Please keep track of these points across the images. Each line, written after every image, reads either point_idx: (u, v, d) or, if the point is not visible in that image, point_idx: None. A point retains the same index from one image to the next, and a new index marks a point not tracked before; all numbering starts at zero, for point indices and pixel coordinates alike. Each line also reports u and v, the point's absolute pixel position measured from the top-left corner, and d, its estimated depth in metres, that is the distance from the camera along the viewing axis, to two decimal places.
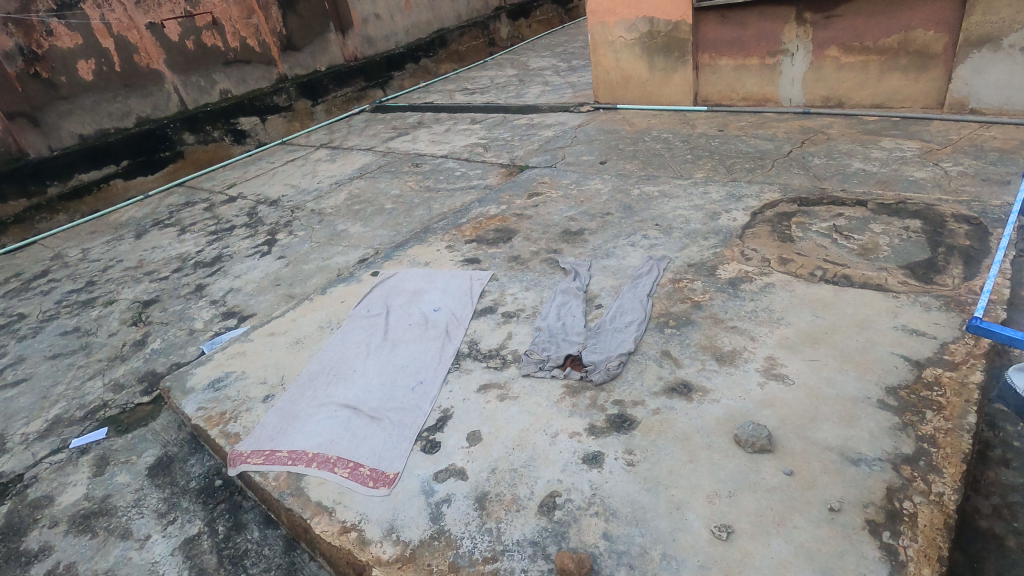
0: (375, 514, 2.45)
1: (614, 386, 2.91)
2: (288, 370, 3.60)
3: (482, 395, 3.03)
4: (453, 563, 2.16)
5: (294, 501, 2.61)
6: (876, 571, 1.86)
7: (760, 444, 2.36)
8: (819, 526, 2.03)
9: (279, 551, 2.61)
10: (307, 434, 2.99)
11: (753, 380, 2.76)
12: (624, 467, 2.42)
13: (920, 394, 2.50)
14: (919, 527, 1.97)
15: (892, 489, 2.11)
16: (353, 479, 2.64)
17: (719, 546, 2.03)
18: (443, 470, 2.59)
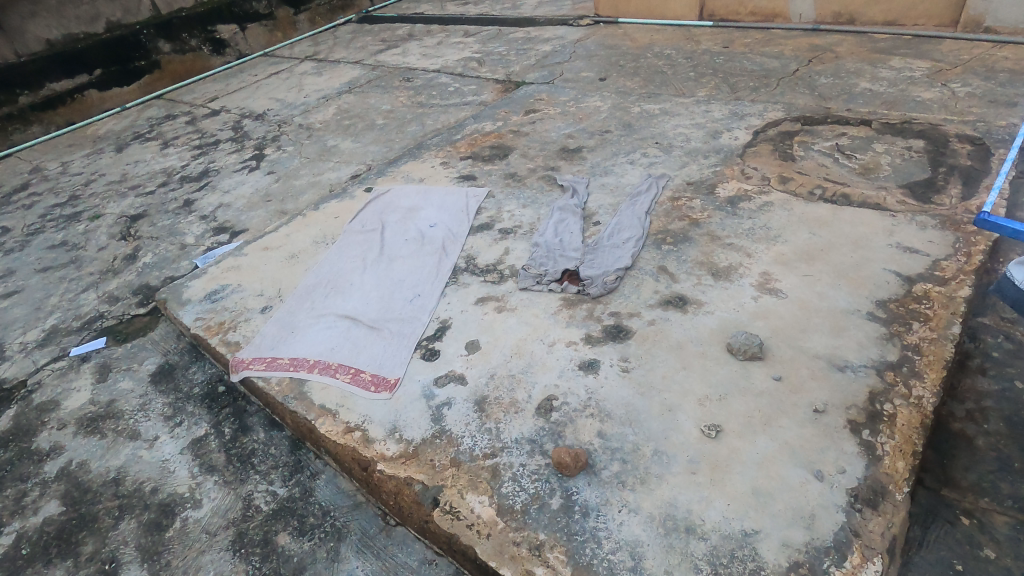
0: (378, 415, 2.54)
1: (611, 299, 2.95)
2: (285, 283, 3.59)
3: (480, 307, 3.06)
4: (455, 458, 2.27)
5: (298, 404, 2.68)
6: (854, 464, 1.98)
7: (751, 353, 2.43)
8: (804, 426, 2.13)
9: (284, 450, 2.71)
10: (307, 343, 3.04)
11: (747, 293, 2.81)
12: (619, 373, 2.50)
13: (909, 307, 2.56)
14: (897, 426, 2.08)
15: (875, 393, 2.20)
16: (355, 384, 2.72)
17: (708, 443, 2.14)
18: (443, 376, 2.66)
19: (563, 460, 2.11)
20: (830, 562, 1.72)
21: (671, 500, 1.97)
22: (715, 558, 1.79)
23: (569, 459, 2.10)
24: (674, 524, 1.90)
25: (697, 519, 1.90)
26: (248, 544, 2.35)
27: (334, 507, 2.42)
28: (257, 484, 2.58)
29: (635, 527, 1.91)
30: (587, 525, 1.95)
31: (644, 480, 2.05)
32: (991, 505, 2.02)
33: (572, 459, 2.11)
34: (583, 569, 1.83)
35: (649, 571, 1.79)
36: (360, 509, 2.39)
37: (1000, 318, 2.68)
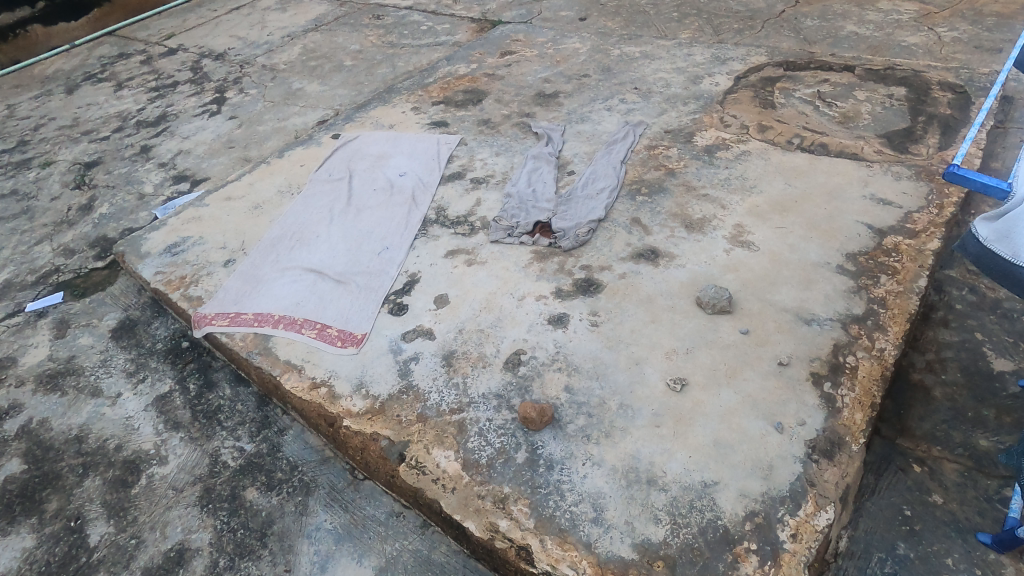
0: (344, 370, 2.50)
1: (582, 252, 2.89)
2: (249, 235, 3.46)
3: (449, 260, 2.99)
4: (421, 414, 2.25)
5: (263, 360, 2.63)
6: (813, 415, 2.00)
7: (720, 306, 2.42)
8: (768, 378, 2.15)
9: (251, 406, 2.68)
10: (272, 298, 2.95)
11: (720, 246, 2.78)
12: (588, 327, 2.48)
13: (878, 259, 2.55)
14: (858, 378, 2.10)
15: (839, 346, 2.22)
16: (321, 340, 2.66)
17: (673, 396, 2.15)
18: (411, 331, 2.62)
19: (526, 417, 2.11)
20: (785, 511, 1.77)
21: (635, 453, 1.99)
22: (675, 509, 1.82)
23: (534, 413, 2.10)
24: (636, 476, 1.92)
25: (659, 471, 1.93)
26: (215, 499, 2.35)
27: (303, 462, 2.42)
28: (224, 440, 2.55)
29: (598, 480, 1.93)
30: (552, 478, 1.97)
31: (609, 433, 2.07)
32: (942, 453, 2.09)
33: (536, 413, 2.10)
34: (546, 521, 1.85)
35: (610, 522, 1.82)
36: (328, 464, 2.39)
37: (966, 270, 2.70)
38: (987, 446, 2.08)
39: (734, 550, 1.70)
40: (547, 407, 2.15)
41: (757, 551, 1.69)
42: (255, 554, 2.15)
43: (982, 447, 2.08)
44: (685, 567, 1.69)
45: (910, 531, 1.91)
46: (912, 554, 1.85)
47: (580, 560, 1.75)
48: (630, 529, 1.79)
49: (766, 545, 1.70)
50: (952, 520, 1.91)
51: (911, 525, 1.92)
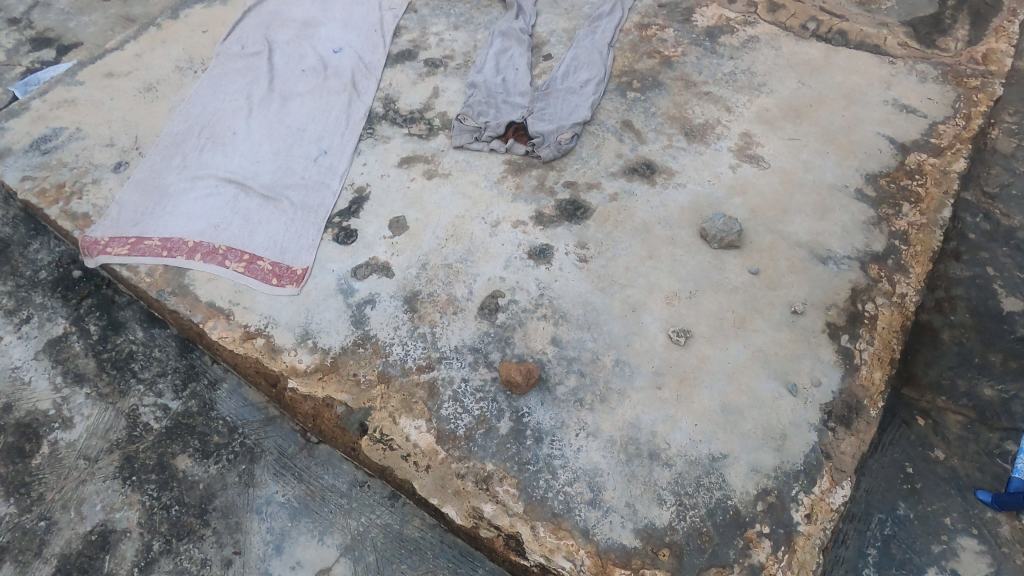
0: (284, 316, 2.07)
1: (565, 164, 2.42)
2: (143, 129, 2.73)
3: (404, 171, 2.45)
4: (383, 373, 1.90)
5: (179, 302, 2.13)
6: (829, 375, 1.80)
7: (729, 241, 2.09)
8: (780, 329, 1.91)
9: (172, 353, 2.23)
10: (182, 218, 2.36)
11: (725, 161, 2.38)
12: (576, 264, 2.11)
13: (900, 183, 2.25)
14: (877, 330, 1.89)
15: (857, 291, 1.97)
16: (251, 276, 2.17)
17: (676, 352, 1.88)
18: (363, 266, 2.17)
19: (508, 381, 1.80)
20: (799, 488, 1.62)
21: (634, 421, 1.75)
22: (680, 487, 1.64)
23: (519, 377, 1.78)
24: (637, 449, 1.70)
25: (662, 443, 1.71)
26: (140, 471, 1.99)
27: (243, 423, 2.07)
28: (142, 397, 2.13)
29: (594, 454, 1.71)
30: (541, 452, 1.72)
31: (604, 397, 1.80)
32: (947, 403, 1.98)
33: (521, 377, 1.79)
34: (537, 505, 1.64)
35: (609, 505, 1.62)
36: (275, 425, 2.05)
37: (981, 193, 2.45)
38: (991, 396, 1.98)
39: (746, 535, 1.56)
40: (531, 366, 1.85)
41: (769, 535, 1.56)
42: (196, 535, 1.86)
43: (986, 396, 1.98)
44: (693, 555, 1.54)
45: (911, 489, 1.83)
46: (912, 515, 1.79)
47: (578, 551, 1.56)
48: (632, 513, 1.60)
49: (779, 528, 1.57)
50: (951, 477, 1.85)
51: (912, 483, 1.84)
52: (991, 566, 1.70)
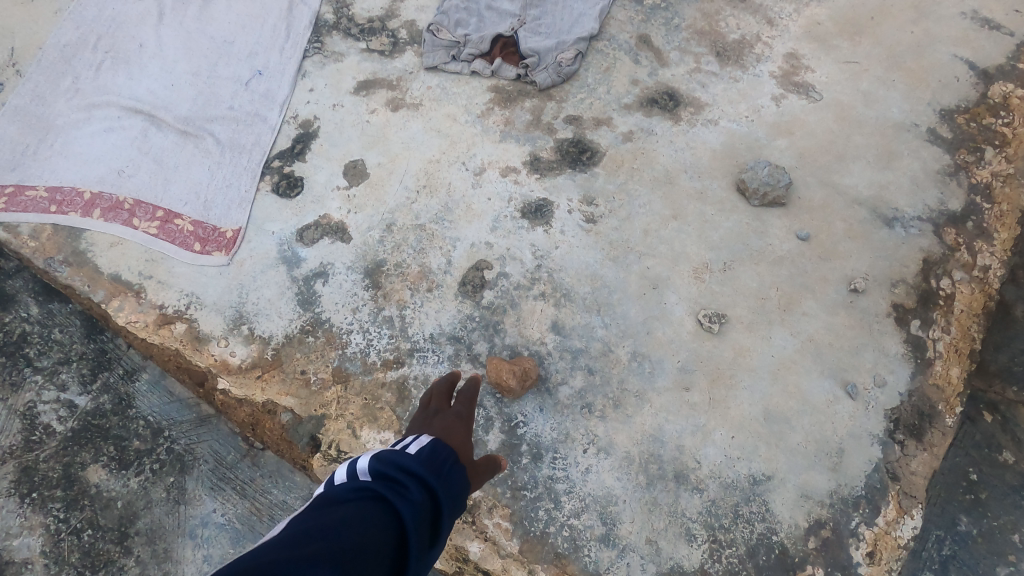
0: (210, 294, 1.62)
1: (566, 93, 1.91)
2: (20, 37, 2.09)
3: (362, 98, 1.92)
4: (339, 370, 1.51)
5: (75, 274, 1.67)
6: (896, 372, 1.46)
7: (773, 197, 1.66)
8: (835, 313, 1.53)
9: (76, 335, 1.78)
10: (74, 161, 1.82)
11: (766, 90, 1.90)
12: (581, 225, 1.68)
13: (982, 122, 1.81)
14: (954, 315, 1.52)
15: (929, 263, 1.59)
16: (166, 239, 1.69)
17: (707, 343, 1.51)
18: (312, 228, 1.71)
19: (498, 385, 1.42)
20: (860, 519, 1.31)
21: (656, 433, 1.40)
22: (714, 519, 1.32)
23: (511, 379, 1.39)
24: (660, 470, 1.37)
25: (691, 462, 1.37)
26: (42, 486, 1.61)
27: (169, 424, 1.67)
28: (41, 392, 1.71)
29: (606, 477, 1.37)
30: (540, 474, 1.38)
31: (619, 402, 1.44)
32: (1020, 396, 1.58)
33: (514, 380, 1.40)
34: (536, 543, 1.32)
35: (626, 542, 1.31)
36: (209, 425, 1.66)
37: None
38: None
39: None
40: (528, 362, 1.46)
41: None
42: (117, 567, 1.52)
43: None
44: None
45: (975, 501, 1.54)
46: (976, 532, 1.51)
47: None
48: (655, 553, 1.30)
49: (835, 571, 1.28)
50: None
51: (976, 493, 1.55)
52: None
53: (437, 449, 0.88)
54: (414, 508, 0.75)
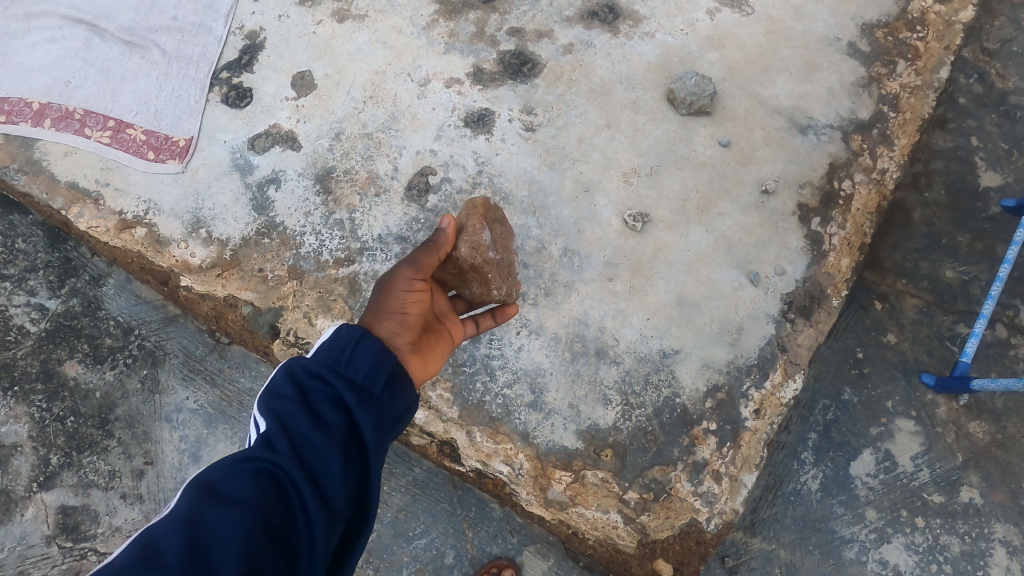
0: (168, 201, 1.71)
1: (510, 3, 1.93)
2: None
3: (308, 10, 1.93)
4: (294, 267, 1.64)
5: (32, 184, 1.74)
6: (795, 263, 1.64)
7: (700, 106, 1.77)
8: (747, 212, 1.69)
9: (40, 246, 1.85)
10: (17, 72, 1.83)
11: (702, 5, 1.95)
12: (521, 134, 1.78)
13: (899, 36, 1.92)
14: (851, 213, 1.71)
15: (835, 166, 1.75)
16: (120, 148, 1.76)
17: (631, 239, 1.66)
18: (263, 136, 1.78)
19: (487, 260, 1.23)
20: (751, 383, 1.53)
21: (581, 317, 1.58)
22: (627, 386, 1.52)
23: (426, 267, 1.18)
24: (583, 347, 1.55)
25: (610, 340, 1.55)
26: (22, 380, 1.74)
27: (138, 324, 1.78)
28: (11, 296, 1.81)
29: (536, 354, 1.54)
30: (478, 352, 1.54)
31: (550, 291, 1.60)
32: (906, 287, 1.87)
33: (464, 247, 1.21)
34: (472, 410, 1.50)
35: (551, 407, 1.50)
36: (177, 325, 1.77)
37: (981, 48, 2.17)
38: (951, 278, 1.88)
39: (692, 432, 1.48)
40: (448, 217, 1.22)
41: (716, 432, 1.49)
42: (100, 448, 1.68)
43: (946, 279, 1.88)
44: (636, 455, 1.47)
45: (859, 375, 1.79)
46: (856, 400, 1.76)
47: (516, 455, 1.47)
48: (576, 415, 1.49)
49: (727, 425, 1.50)
50: (900, 361, 1.80)
51: (861, 368, 1.80)
52: (922, 446, 1.73)
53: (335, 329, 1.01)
54: (323, 435, 0.89)
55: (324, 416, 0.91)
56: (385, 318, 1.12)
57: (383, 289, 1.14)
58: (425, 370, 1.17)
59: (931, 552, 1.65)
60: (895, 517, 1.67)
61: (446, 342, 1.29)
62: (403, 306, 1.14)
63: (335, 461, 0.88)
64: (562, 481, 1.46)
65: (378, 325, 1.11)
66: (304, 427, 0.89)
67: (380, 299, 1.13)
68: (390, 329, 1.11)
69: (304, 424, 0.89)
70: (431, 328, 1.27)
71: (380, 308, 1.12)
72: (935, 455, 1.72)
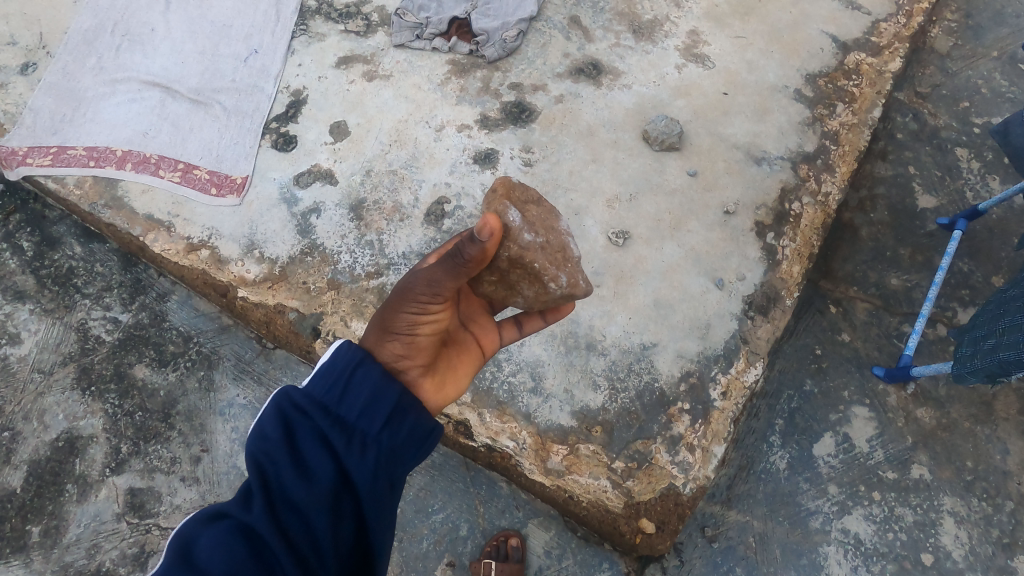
0: (227, 228, 2.06)
1: (510, 64, 2.33)
2: (46, 25, 2.51)
3: (343, 72, 2.33)
4: (332, 280, 1.96)
5: (115, 216, 2.09)
6: (753, 270, 1.95)
7: (669, 143, 2.12)
8: (712, 230, 2.01)
9: (115, 268, 2.19)
10: (104, 126, 2.26)
11: (671, 62, 2.34)
12: (521, 168, 2.12)
13: (837, 84, 2.29)
14: (800, 228, 2.03)
15: (785, 191, 2.08)
16: (189, 186, 2.13)
17: (614, 252, 1.97)
18: (306, 174, 2.13)
19: (525, 264, 1.21)
20: (718, 370, 1.81)
21: (574, 317, 1.87)
22: (613, 374, 1.80)
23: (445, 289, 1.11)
24: (575, 342, 1.84)
25: (598, 335, 1.84)
26: (98, 381, 2.03)
27: (196, 333, 2.09)
28: (90, 310, 2.13)
29: (536, 348, 1.83)
30: None
31: None
32: (857, 293, 2.16)
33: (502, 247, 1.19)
34: (482, 395, 1.78)
35: (548, 392, 1.78)
36: (230, 333, 2.09)
37: (914, 93, 2.54)
38: (896, 285, 2.16)
39: (668, 411, 1.76)
40: (486, 228, 1.03)
41: (689, 411, 1.76)
42: (163, 438, 1.95)
43: (892, 285, 2.16)
44: (621, 430, 1.74)
45: (818, 368, 2.06)
46: (816, 390, 2.02)
47: (520, 432, 1.74)
48: (569, 398, 1.77)
49: (698, 405, 1.77)
50: (853, 357, 2.08)
51: (820, 363, 2.07)
52: (876, 429, 1.98)
53: (335, 360, 1.06)
54: (305, 476, 0.95)
55: (311, 454, 0.97)
56: (394, 339, 1.13)
57: (395, 307, 1.12)
58: (442, 393, 1.23)
59: (887, 522, 1.87)
60: (854, 491, 1.90)
61: (470, 353, 1.36)
62: (413, 327, 1.13)
63: (320, 507, 0.94)
64: (559, 453, 1.72)
65: (386, 345, 1.13)
66: (288, 476, 0.94)
67: (389, 317, 1.12)
68: (397, 352, 1.13)
69: (292, 466, 0.95)
70: (452, 341, 1.34)
71: (389, 326, 1.13)
72: (888, 437, 1.97)
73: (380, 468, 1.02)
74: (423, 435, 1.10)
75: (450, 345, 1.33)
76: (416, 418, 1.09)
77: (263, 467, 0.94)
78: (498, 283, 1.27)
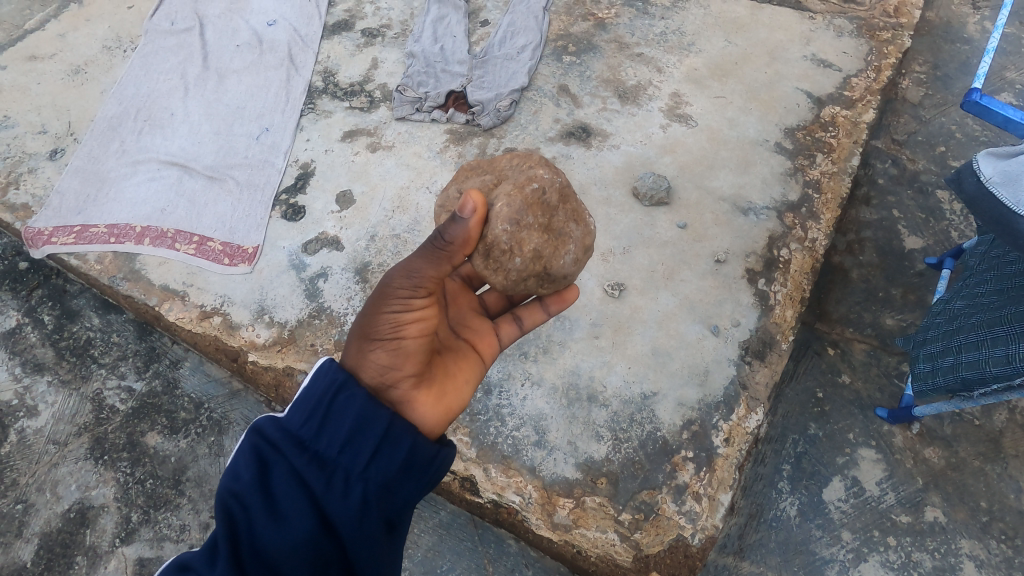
0: (239, 295, 2.15)
1: (504, 131, 2.48)
2: (75, 114, 2.71)
3: (348, 144, 2.49)
4: (339, 341, 2.01)
5: (133, 288, 2.20)
6: (747, 316, 2.00)
7: (658, 198, 2.22)
8: (705, 278, 2.07)
9: (131, 337, 2.27)
10: (125, 204, 2.41)
11: (655, 122, 2.48)
12: None
13: (815, 135, 2.42)
14: (790, 273, 2.09)
15: (773, 238, 2.16)
16: (203, 257, 2.25)
17: (611, 304, 2.03)
18: (313, 241, 2.24)
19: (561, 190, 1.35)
20: (719, 417, 1.83)
21: (574, 369, 1.91)
22: (616, 424, 1.82)
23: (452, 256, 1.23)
24: (577, 394, 1.87)
25: (599, 386, 1.88)
26: (110, 450, 2.07)
27: (208, 398, 2.15)
28: (106, 380, 2.19)
29: (538, 401, 1.86)
30: (490, 403, 1.87)
31: (547, 350, 1.95)
32: (853, 334, 2.20)
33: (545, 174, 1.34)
34: (488, 449, 1.80)
35: (552, 444, 1.80)
36: (240, 398, 2.14)
37: (891, 140, 2.66)
38: (892, 325, 2.20)
39: (673, 460, 1.77)
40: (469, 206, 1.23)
41: (693, 459, 1.77)
42: (172, 505, 1.96)
43: (887, 325, 2.20)
44: (627, 481, 1.74)
45: (821, 412, 2.07)
46: (821, 434, 2.03)
47: (526, 486, 1.75)
48: (573, 450, 1.79)
49: (701, 452, 1.78)
50: (855, 399, 2.09)
51: (822, 406, 2.08)
52: (885, 471, 1.97)
53: (312, 393, 1.07)
54: (276, 522, 0.97)
55: (283, 499, 0.99)
56: (378, 347, 1.16)
57: (376, 309, 1.18)
58: (448, 399, 1.23)
59: (906, 568, 1.82)
60: (868, 537, 1.87)
61: (469, 356, 1.39)
62: (396, 330, 1.18)
63: (292, 552, 0.96)
64: (565, 506, 1.72)
65: (373, 353, 1.16)
66: (261, 522, 0.97)
67: (369, 323, 1.18)
68: (384, 361, 1.16)
69: (264, 512, 0.97)
70: (447, 348, 1.36)
71: (371, 332, 1.17)
72: (898, 479, 1.95)
73: (365, 508, 1.02)
74: (420, 466, 1.10)
75: (445, 353, 1.35)
76: (403, 447, 1.08)
77: (237, 519, 0.97)
78: (545, 232, 1.32)
